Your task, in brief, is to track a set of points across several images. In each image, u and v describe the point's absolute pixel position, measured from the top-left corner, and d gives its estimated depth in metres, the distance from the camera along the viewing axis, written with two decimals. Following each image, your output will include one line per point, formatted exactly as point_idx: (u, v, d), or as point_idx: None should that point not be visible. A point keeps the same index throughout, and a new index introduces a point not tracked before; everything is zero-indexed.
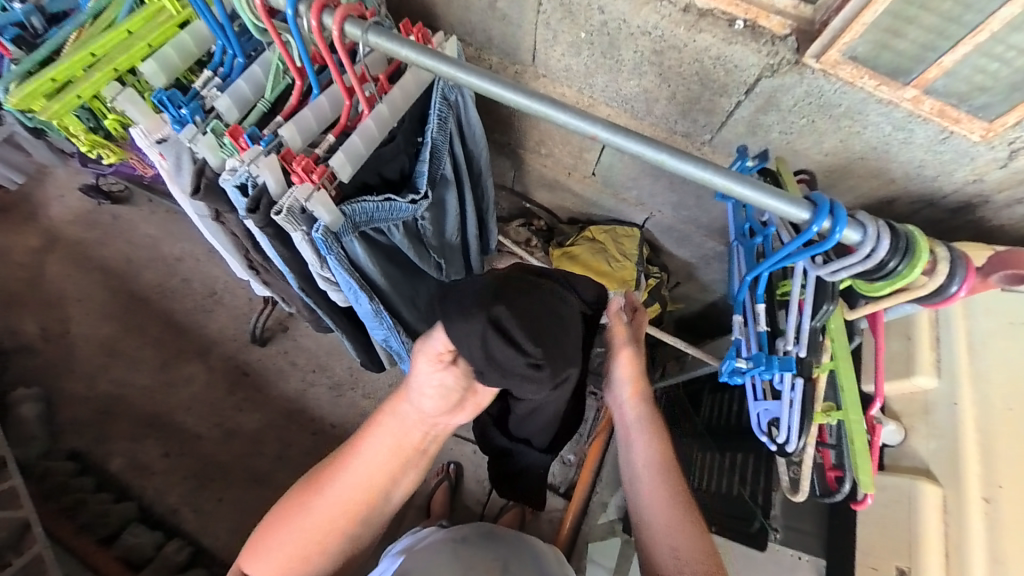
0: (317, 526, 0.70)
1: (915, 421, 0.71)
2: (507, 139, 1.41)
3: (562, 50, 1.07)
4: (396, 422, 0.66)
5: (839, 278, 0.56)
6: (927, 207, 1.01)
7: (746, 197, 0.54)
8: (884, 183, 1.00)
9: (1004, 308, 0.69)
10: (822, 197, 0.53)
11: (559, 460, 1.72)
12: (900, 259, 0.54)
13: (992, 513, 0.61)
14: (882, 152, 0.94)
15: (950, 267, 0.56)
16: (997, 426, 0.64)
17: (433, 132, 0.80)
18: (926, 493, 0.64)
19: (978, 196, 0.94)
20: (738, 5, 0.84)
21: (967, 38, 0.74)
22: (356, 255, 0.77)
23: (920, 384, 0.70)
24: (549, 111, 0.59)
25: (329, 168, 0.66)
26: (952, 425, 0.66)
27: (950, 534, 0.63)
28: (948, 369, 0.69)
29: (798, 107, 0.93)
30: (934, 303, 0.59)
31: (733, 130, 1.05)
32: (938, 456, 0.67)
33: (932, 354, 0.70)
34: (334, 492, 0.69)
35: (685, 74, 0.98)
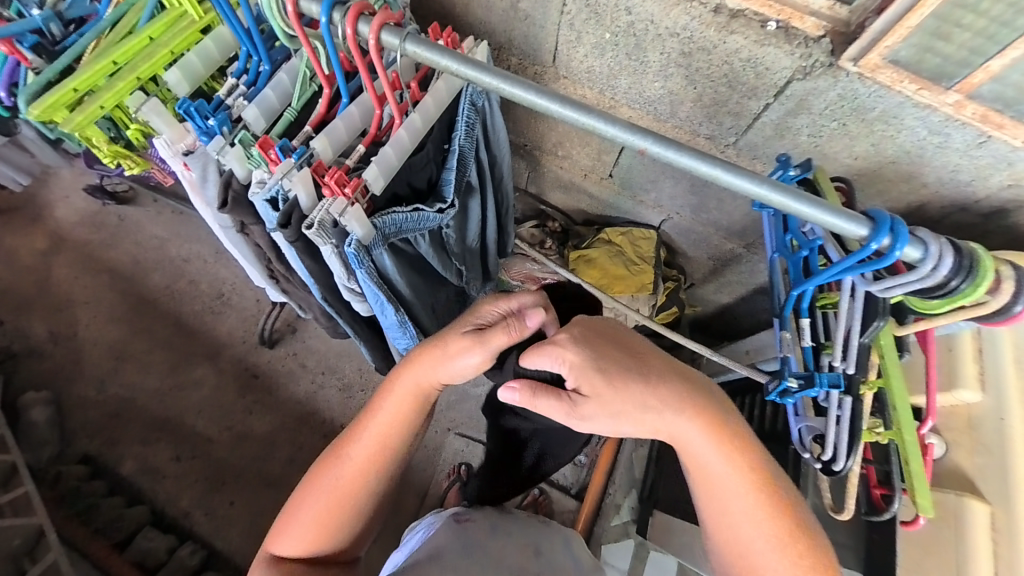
0: (328, 494, 0.70)
1: (963, 438, 0.69)
2: (524, 140, 1.39)
3: (586, 52, 1.05)
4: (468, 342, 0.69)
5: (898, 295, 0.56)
6: (959, 211, 0.98)
7: (801, 213, 0.52)
8: (914, 188, 0.98)
9: None
10: (882, 213, 0.51)
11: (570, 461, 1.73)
12: (963, 279, 0.52)
13: None
14: (915, 156, 0.92)
15: (1014, 289, 0.54)
16: None
17: (461, 139, 0.78)
18: (973, 511, 0.63)
19: (1012, 201, 0.91)
20: (772, 5, 0.81)
21: (1018, 42, 0.71)
22: (385, 268, 0.75)
23: (965, 399, 0.69)
24: (597, 123, 0.57)
25: (362, 181, 0.63)
26: (1000, 440, 0.64)
27: (1001, 555, 0.61)
28: (993, 383, 0.67)
29: (830, 110, 0.91)
30: (994, 322, 0.58)
31: (760, 133, 1.03)
32: (984, 473, 0.65)
33: (976, 367, 0.69)
34: (385, 438, 0.70)
35: (713, 76, 0.96)
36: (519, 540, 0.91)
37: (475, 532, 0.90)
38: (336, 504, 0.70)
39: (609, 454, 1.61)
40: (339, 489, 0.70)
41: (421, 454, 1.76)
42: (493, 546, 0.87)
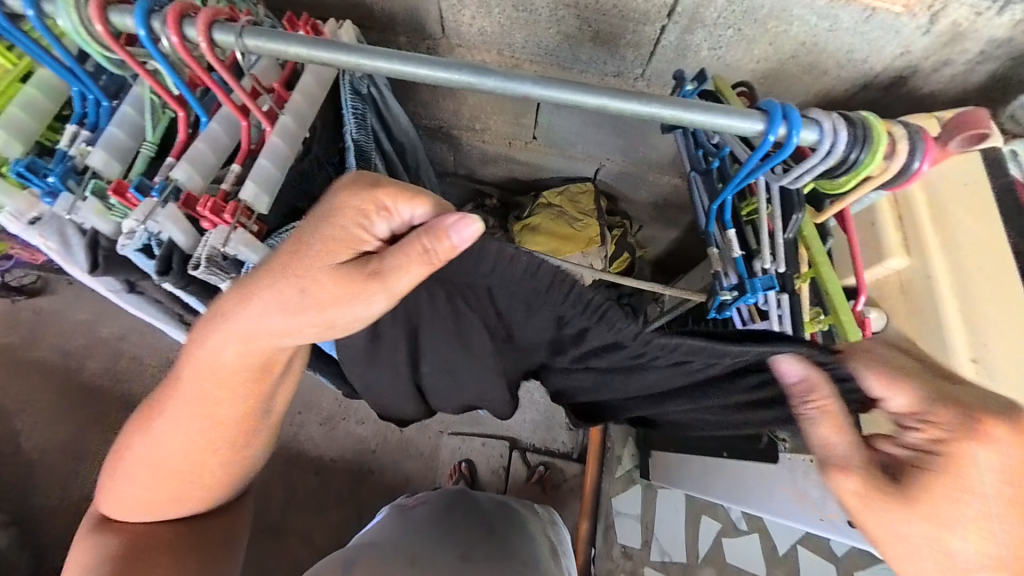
0: (162, 451, 0.65)
1: (900, 306, 0.71)
2: (438, 122, 1.34)
3: (472, 13, 0.99)
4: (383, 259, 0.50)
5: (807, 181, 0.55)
6: (862, 90, 0.99)
7: (698, 123, 0.50)
8: (817, 77, 0.99)
9: (960, 176, 0.69)
10: (773, 103, 0.50)
11: (566, 428, 1.73)
12: (860, 149, 0.51)
13: (984, 373, 0.61)
14: (811, 46, 0.92)
15: (909, 148, 0.54)
16: (976, 290, 0.64)
17: (354, 133, 0.71)
18: None
19: (907, 68, 0.93)
20: None
21: None
22: None
23: (894, 266, 0.71)
24: (473, 78, 0.51)
25: (241, 203, 0.56)
26: (933, 300, 0.66)
27: None
28: (916, 247, 0.69)
29: (723, 19, 0.90)
30: (898, 184, 0.58)
31: (663, 58, 1.01)
32: (922, 332, 0.67)
33: (899, 236, 0.71)
34: (194, 405, 0.62)
35: (603, 10, 0.93)
36: (475, 524, 0.91)
37: (436, 517, 0.92)
38: (172, 466, 0.66)
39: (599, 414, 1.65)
40: (153, 458, 0.66)
41: (420, 463, 1.72)
42: (445, 531, 0.88)
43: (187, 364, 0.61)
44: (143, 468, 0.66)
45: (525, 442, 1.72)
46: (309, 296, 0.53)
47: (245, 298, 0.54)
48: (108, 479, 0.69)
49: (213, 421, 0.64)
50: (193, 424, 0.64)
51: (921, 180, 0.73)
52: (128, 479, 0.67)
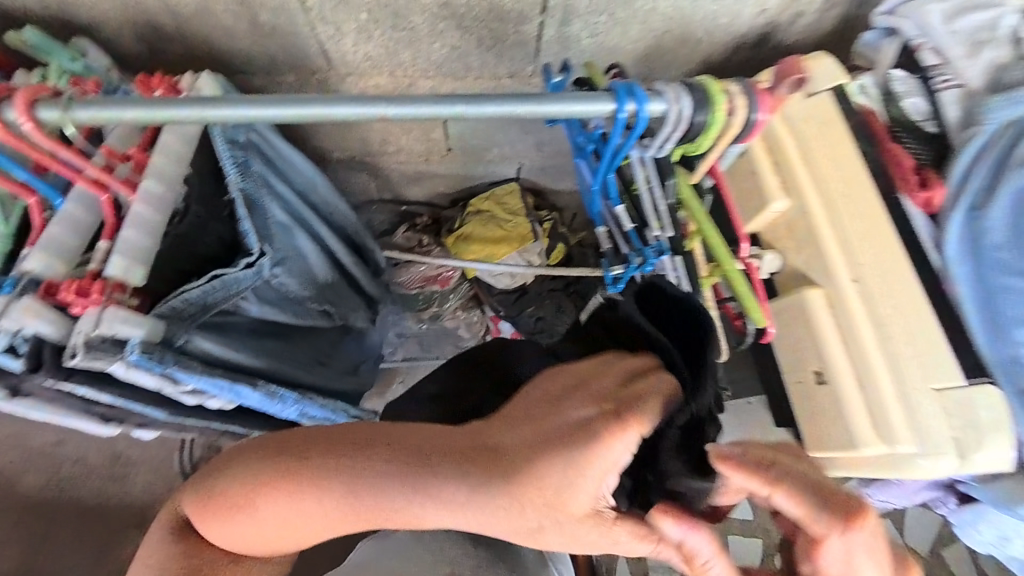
0: (280, 521, 0.59)
1: (788, 244, 0.74)
2: (350, 151, 1.33)
3: (353, 40, 0.97)
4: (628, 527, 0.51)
5: (663, 147, 0.60)
6: (736, 51, 1.06)
7: (557, 112, 0.55)
8: (693, 47, 1.05)
9: (817, 113, 0.72)
10: (620, 83, 0.56)
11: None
12: (702, 112, 0.56)
13: (863, 290, 0.67)
14: (679, 19, 0.98)
15: (747, 101, 0.57)
16: (845, 216, 0.68)
17: (237, 183, 0.69)
18: (811, 299, 0.69)
19: (767, 25, 1.01)
20: None
21: None
22: (211, 351, 0.71)
23: (777, 209, 0.74)
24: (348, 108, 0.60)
25: (109, 280, 0.61)
26: (811, 233, 0.70)
27: (840, 323, 0.68)
28: (792, 187, 0.73)
29: (593, 7, 0.94)
30: (748, 137, 0.62)
31: (550, 53, 1.03)
32: (810, 264, 0.71)
33: (776, 179, 0.74)
34: (339, 500, 0.56)
35: (481, 17, 0.95)
36: None
37: None
38: (285, 541, 0.62)
39: None
40: (266, 525, 0.60)
41: None
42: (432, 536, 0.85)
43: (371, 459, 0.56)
44: (239, 524, 0.61)
45: None
46: (538, 516, 0.51)
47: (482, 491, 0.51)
48: (202, 514, 0.63)
49: (353, 520, 0.58)
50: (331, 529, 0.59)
51: (784, 121, 0.75)
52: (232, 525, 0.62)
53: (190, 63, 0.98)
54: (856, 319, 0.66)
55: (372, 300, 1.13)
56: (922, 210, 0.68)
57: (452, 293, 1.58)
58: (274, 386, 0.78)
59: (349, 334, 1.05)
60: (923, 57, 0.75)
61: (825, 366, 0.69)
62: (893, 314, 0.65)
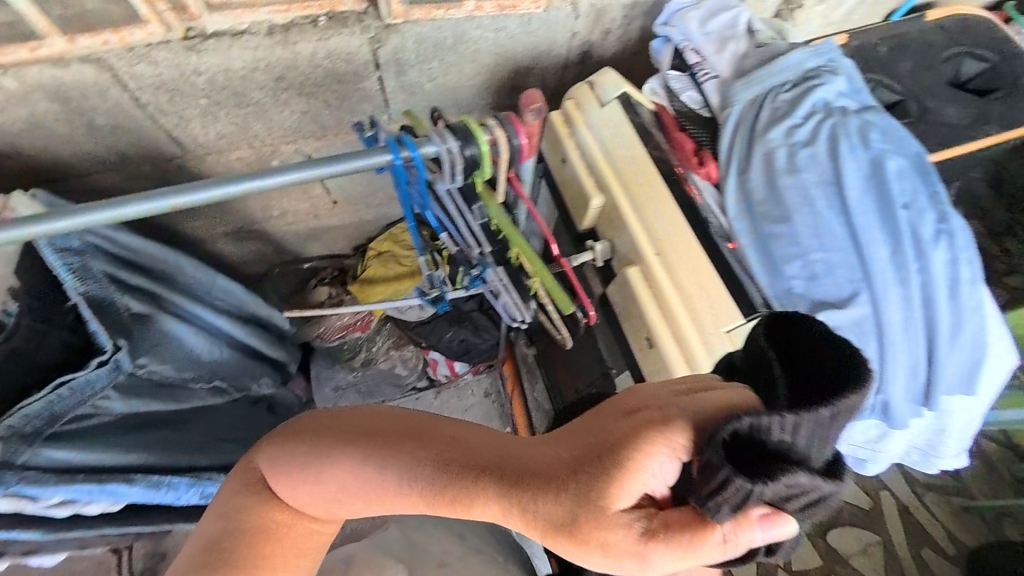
0: (342, 492, 0.60)
1: (609, 233, 0.83)
2: (236, 222, 1.35)
3: (201, 123, 1.01)
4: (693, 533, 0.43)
5: (454, 179, 0.65)
6: (564, 70, 1.20)
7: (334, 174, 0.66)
8: (526, 73, 1.17)
9: (613, 120, 0.84)
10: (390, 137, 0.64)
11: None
12: (469, 146, 0.63)
13: (665, 261, 0.75)
14: (504, 53, 1.10)
15: (504, 130, 0.64)
16: (641, 200, 0.78)
17: (78, 289, 0.76)
18: (628, 274, 0.77)
19: (581, 43, 1.14)
20: (309, 5, 0.89)
21: None
22: (73, 459, 0.77)
23: (594, 204, 0.83)
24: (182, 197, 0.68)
25: None
26: (621, 219, 0.79)
27: (654, 294, 0.75)
28: (602, 183, 0.82)
29: (423, 56, 1.03)
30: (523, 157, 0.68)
31: (398, 101, 1.11)
32: (626, 247, 0.79)
33: (591, 179, 0.84)
34: (404, 490, 0.56)
35: (321, 82, 1.01)
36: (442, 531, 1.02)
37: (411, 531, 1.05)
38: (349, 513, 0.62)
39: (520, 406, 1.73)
40: (323, 493, 0.60)
41: None
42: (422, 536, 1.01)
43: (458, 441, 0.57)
44: (303, 492, 0.61)
45: None
46: (584, 525, 0.47)
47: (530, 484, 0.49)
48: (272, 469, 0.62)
49: (409, 507, 0.57)
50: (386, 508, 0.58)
51: (591, 127, 0.86)
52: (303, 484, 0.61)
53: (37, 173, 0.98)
54: (662, 284, 0.74)
55: (280, 364, 1.22)
56: (706, 180, 0.79)
57: (379, 335, 1.59)
58: (156, 474, 0.86)
59: (259, 403, 1.12)
60: (689, 58, 0.90)
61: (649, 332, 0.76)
62: (690, 278, 0.73)
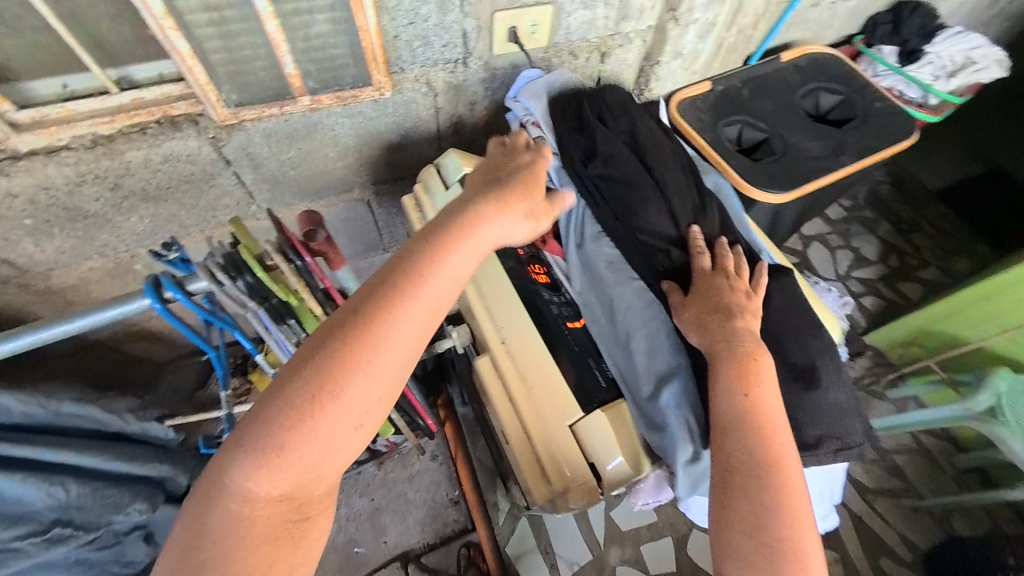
0: (316, 421, 0.52)
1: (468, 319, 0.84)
2: (112, 328, 1.28)
3: (34, 241, 0.97)
4: (527, 200, 0.68)
5: (250, 305, 0.71)
6: (439, 140, 1.19)
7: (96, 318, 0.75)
8: (399, 149, 1.16)
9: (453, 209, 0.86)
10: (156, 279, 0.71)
11: (451, 503, 1.69)
12: (245, 276, 0.71)
13: (508, 349, 0.78)
14: (368, 133, 1.08)
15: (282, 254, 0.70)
16: (483, 286, 0.82)
17: None
18: (479, 364, 0.80)
19: (450, 115, 1.15)
20: (138, 113, 0.86)
21: (280, 52, 0.86)
22: None
23: None
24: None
25: None
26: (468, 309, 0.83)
27: (503, 381, 0.77)
28: None
29: (276, 147, 1.01)
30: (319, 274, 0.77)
31: (264, 191, 1.10)
32: (480, 333, 0.82)
33: None
34: (382, 362, 0.55)
35: (166, 185, 0.98)
36: None
37: None
38: (326, 446, 0.53)
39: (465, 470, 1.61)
40: (293, 436, 0.51)
41: None
42: None
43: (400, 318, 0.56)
44: (275, 454, 0.51)
45: (416, 548, 1.63)
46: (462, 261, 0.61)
47: (406, 276, 0.58)
48: (230, 463, 0.51)
49: (392, 378, 0.56)
50: (336, 396, 0.52)
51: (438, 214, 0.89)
52: (263, 471, 0.51)
53: None
54: (508, 377, 0.76)
55: (161, 481, 1.04)
56: (556, 255, 0.90)
57: None
58: None
59: (130, 536, 0.99)
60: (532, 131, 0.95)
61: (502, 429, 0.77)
62: (529, 364, 0.76)
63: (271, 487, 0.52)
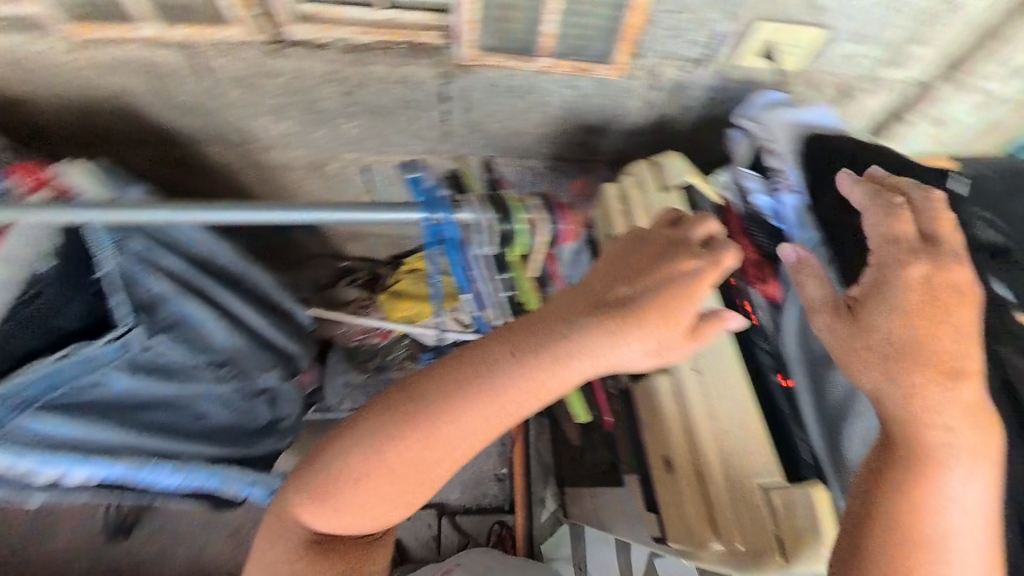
0: (372, 485, 0.65)
1: None
2: None
3: (270, 119, 1.09)
4: (660, 334, 0.60)
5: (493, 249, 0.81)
6: (635, 136, 1.15)
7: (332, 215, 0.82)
8: (594, 132, 1.14)
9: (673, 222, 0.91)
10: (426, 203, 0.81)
11: (495, 479, 1.75)
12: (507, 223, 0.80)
13: (699, 376, 0.80)
14: (574, 109, 1.07)
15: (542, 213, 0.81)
16: None
17: (107, 264, 0.86)
18: (659, 381, 0.83)
19: (659, 114, 1.10)
20: (389, 33, 0.92)
21: (547, 8, 0.86)
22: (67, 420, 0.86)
23: None
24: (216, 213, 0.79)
25: None
26: None
27: (684, 404, 0.79)
28: None
29: (491, 97, 1.03)
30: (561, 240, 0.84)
31: (460, 134, 1.14)
32: None
33: None
34: (430, 449, 0.64)
35: (387, 104, 1.05)
36: None
37: None
38: (370, 512, 0.67)
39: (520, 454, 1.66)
40: (349, 496, 0.66)
41: None
42: None
43: (451, 420, 0.63)
44: (339, 498, 0.67)
45: (454, 504, 1.72)
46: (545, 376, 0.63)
47: (451, 393, 0.64)
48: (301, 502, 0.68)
49: (441, 462, 0.65)
50: (383, 478, 0.65)
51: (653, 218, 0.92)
52: (317, 517, 0.68)
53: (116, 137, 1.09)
54: (696, 403, 0.78)
55: (292, 358, 1.16)
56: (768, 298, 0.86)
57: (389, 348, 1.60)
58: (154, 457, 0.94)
59: (260, 396, 1.09)
60: (765, 159, 0.93)
61: (670, 454, 0.79)
62: (721, 398, 0.77)
63: (337, 522, 0.69)
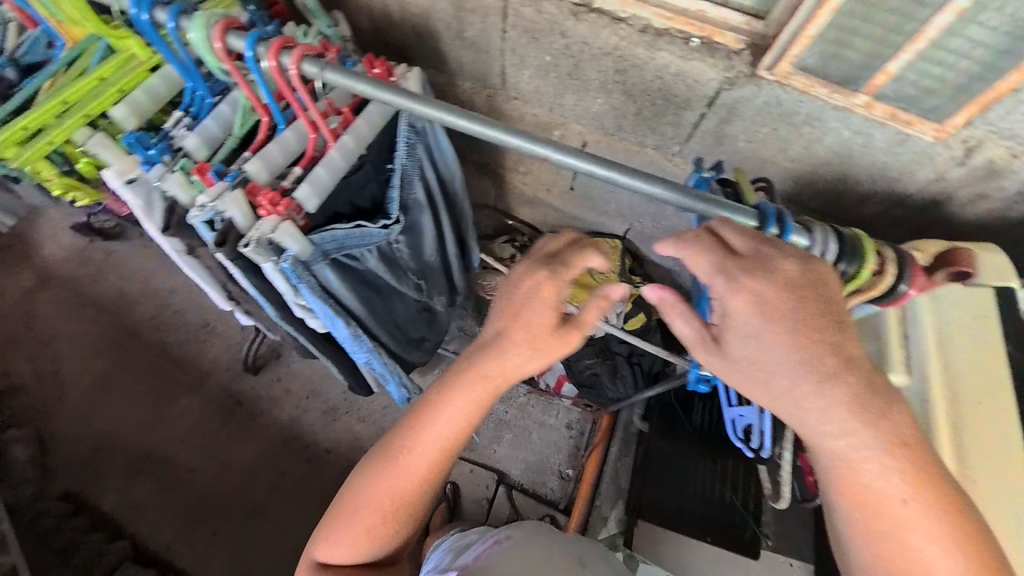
0: (372, 501, 0.74)
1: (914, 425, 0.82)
2: (487, 159, 1.50)
3: (531, 73, 1.13)
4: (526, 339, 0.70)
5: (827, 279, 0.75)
6: (895, 207, 1.02)
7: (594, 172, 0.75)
8: (851, 186, 1.03)
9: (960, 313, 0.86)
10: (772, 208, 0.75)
11: (558, 475, 1.75)
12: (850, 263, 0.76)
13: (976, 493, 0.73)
14: (845, 155, 0.97)
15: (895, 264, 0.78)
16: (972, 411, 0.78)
17: (403, 161, 0.93)
18: None
19: (942, 194, 0.95)
20: (693, 24, 0.90)
21: (907, 46, 0.78)
22: (329, 282, 0.90)
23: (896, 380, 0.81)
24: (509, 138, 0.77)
25: (247, 173, 0.80)
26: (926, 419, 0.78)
27: None
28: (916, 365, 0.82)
29: (761, 117, 0.97)
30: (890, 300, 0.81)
31: (702, 141, 1.09)
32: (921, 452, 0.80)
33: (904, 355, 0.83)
34: (411, 463, 0.73)
35: (649, 91, 1.03)
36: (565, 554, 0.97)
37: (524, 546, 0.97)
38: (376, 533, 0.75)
39: (596, 463, 1.57)
40: (357, 514, 0.75)
41: None
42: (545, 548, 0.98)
43: (424, 439, 0.73)
44: (341, 518, 0.76)
45: (514, 479, 1.74)
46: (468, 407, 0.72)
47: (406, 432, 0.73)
48: (323, 530, 0.78)
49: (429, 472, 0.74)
50: (376, 500, 0.74)
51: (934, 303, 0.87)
52: (328, 544, 0.77)
53: (395, 50, 1.20)
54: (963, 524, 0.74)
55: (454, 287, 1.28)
56: None
57: None
58: (360, 331, 0.99)
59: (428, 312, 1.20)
60: None
61: None
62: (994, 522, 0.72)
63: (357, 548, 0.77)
